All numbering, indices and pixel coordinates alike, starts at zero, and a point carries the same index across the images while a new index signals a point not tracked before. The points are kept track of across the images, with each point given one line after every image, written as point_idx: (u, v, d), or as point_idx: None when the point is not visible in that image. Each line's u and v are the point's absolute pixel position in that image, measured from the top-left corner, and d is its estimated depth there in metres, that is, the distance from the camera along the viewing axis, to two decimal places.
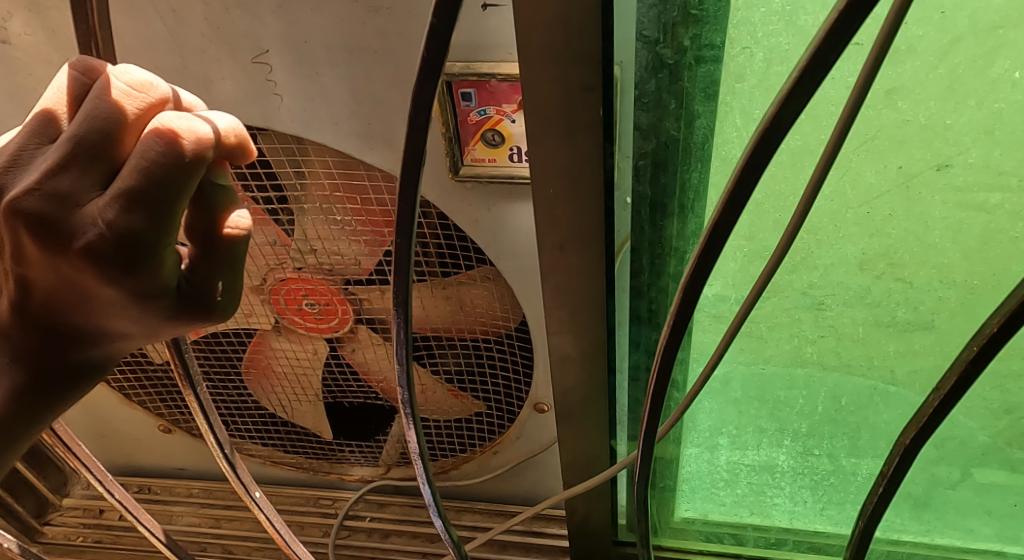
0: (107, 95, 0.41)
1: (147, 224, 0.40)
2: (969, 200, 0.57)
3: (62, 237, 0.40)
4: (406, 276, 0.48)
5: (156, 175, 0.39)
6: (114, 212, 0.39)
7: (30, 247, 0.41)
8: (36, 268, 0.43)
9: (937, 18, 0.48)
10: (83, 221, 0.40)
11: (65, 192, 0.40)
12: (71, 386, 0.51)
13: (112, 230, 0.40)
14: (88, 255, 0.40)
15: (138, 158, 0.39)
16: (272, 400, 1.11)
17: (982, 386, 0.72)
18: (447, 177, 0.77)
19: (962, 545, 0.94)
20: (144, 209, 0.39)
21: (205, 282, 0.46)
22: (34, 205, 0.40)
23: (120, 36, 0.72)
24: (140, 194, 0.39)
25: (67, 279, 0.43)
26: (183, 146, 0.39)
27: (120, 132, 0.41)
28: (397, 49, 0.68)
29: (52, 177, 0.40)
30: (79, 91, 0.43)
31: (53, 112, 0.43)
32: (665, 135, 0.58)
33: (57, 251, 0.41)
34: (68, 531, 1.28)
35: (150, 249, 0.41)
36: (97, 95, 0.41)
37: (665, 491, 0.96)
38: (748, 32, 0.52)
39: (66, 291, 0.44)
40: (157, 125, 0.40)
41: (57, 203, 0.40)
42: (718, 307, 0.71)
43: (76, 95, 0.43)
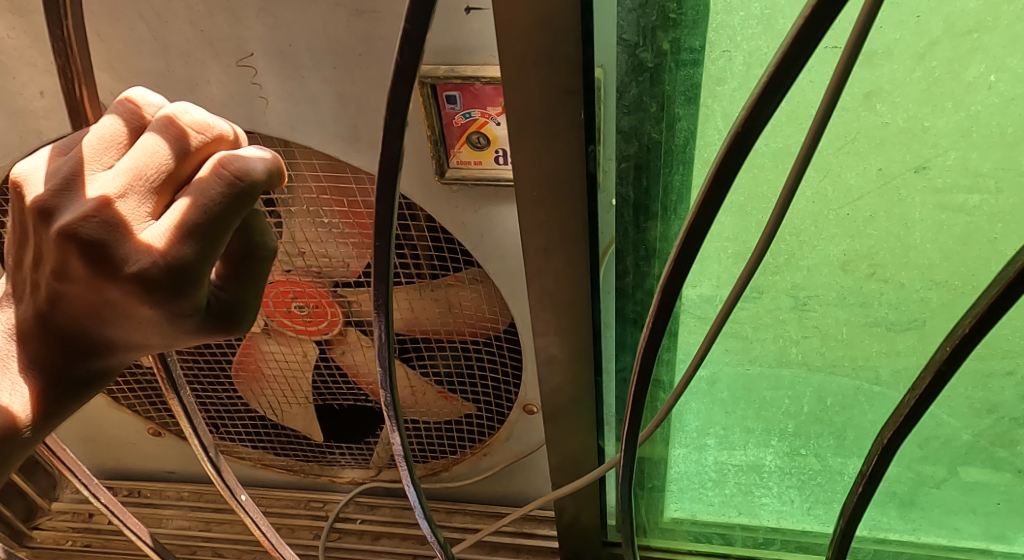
0: (168, 132, 0.42)
1: (199, 255, 0.42)
2: (948, 201, 0.58)
3: (114, 262, 0.42)
4: (385, 281, 0.48)
5: (214, 212, 0.41)
6: (170, 244, 0.42)
7: (79, 270, 0.43)
8: (80, 288, 0.45)
9: (912, 22, 0.49)
10: (136, 250, 0.42)
11: (119, 221, 0.42)
12: (91, 384, 0.53)
13: (167, 259, 0.42)
14: (139, 282, 0.42)
15: (199, 194, 0.41)
16: (262, 403, 1.11)
17: (964, 385, 0.73)
18: (433, 180, 0.77)
19: (947, 543, 0.94)
20: (199, 241, 0.42)
21: (236, 301, 0.48)
22: (89, 232, 0.42)
23: (104, 39, 0.72)
24: (199, 228, 0.42)
25: (111, 299, 0.45)
26: (234, 179, 0.41)
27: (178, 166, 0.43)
28: (382, 53, 0.68)
29: (109, 207, 0.42)
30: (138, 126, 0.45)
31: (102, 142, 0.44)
32: (647, 138, 0.58)
33: (108, 276, 0.43)
34: (57, 536, 1.27)
35: (194, 277, 0.43)
36: (159, 132, 0.42)
37: (654, 491, 0.96)
38: (728, 35, 0.52)
39: (101, 308, 0.46)
40: (219, 164, 0.41)
41: (111, 230, 0.42)
42: (703, 308, 0.71)
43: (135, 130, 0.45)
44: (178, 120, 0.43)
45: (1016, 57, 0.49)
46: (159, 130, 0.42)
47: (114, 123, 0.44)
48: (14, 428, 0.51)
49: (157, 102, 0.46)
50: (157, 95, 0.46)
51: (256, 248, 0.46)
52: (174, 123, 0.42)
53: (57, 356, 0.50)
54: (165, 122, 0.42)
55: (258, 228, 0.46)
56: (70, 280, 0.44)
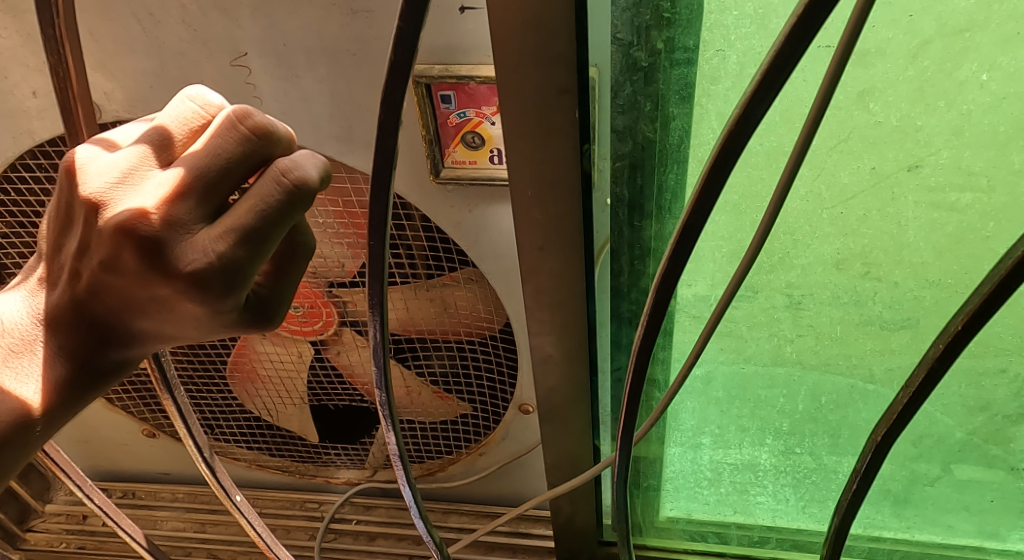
0: (227, 132, 0.43)
1: (249, 257, 0.43)
2: (940, 200, 0.58)
3: (167, 260, 0.43)
4: (380, 279, 0.48)
5: (271, 216, 0.43)
6: (223, 246, 0.43)
7: (132, 265, 0.44)
8: (129, 282, 0.46)
9: (905, 21, 0.49)
10: (192, 249, 0.43)
11: (176, 220, 0.43)
12: (114, 375, 0.53)
13: (221, 260, 0.43)
14: (189, 280, 0.43)
15: (256, 199, 0.42)
16: (257, 403, 1.11)
17: (957, 383, 0.73)
18: (428, 179, 0.77)
19: (941, 540, 0.95)
20: (252, 243, 0.43)
21: (273, 297, 0.50)
22: (146, 230, 0.43)
23: (96, 39, 0.72)
24: (253, 232, 0.43)
25: (158, 294, 0.46)
26: (292, 188, 0.43)
27: (237, 170, 0.44)
28: (376, 52, 0.68)
29: (167, 206, 0.43)
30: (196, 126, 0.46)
31: (161, 134, 0.46)
32: (641, 137, 0.58)
33: (159, 273, 0.44)
34: (51, 538, 1.27)
35: (241, 278, 0.44)
36: (218, 131, 0.43)
37: (649, 490, 0.97)
38: (722, 35, 0.52)
39: (146, 301, 0.46)
40: (278, 169, 0.43)
41: (167, 229, 0.43)
42: (698, 307, 0.71)
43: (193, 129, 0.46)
44: (243, 122, 0.43)
45: (1006, 56, 0.50)
46: (222, 131, 0.43)
47: (178, 119, 0.46)
48: (27, 416, 0.51)
49: (219, 101, 0.47)
50: (218, 95, 0.47)
51: (300, 246, 0.49)
52: (239, 124, 0.43)
53: (87, 347, 0.50)
54: (228, 122, 0.43)
55: (302, 229, 0.49)
56: (119, 273, 0.45)
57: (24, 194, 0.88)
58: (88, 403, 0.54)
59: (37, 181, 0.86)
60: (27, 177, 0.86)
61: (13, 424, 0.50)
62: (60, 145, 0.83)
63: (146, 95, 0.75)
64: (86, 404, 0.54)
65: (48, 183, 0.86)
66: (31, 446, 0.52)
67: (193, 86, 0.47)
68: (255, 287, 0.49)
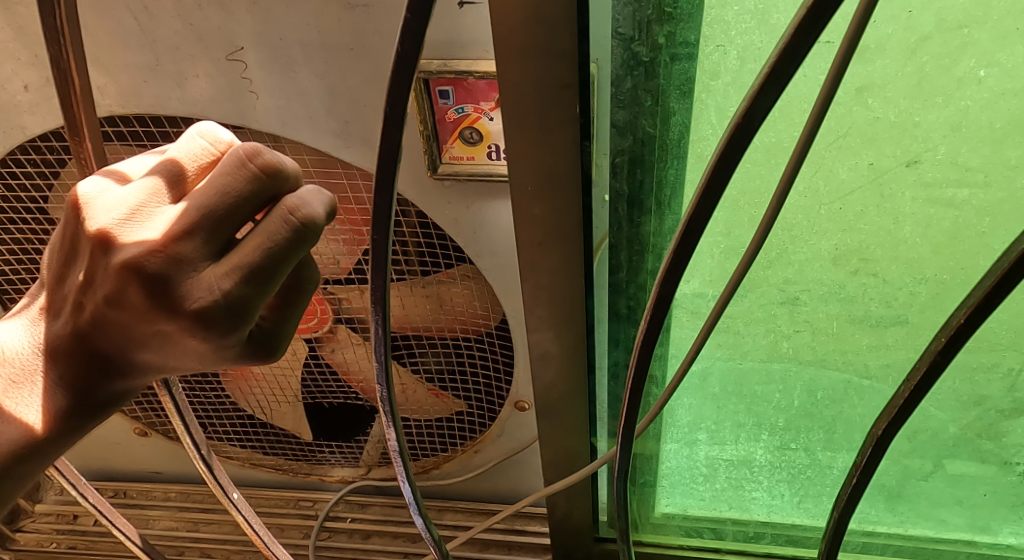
0: (236, 170, 0.43)
1: (255, 295, 0.43)
2: (937, 195, 0.59)
3: (175, 297, 0.43)
4: (384, 271, 0.47)
5: (278, 255, 0.42)
6: (230, 284, 0.43)
7: (139, 301, 0.44)
8: (135, 317, 0.45)
9: (904, 17, 0.50)
10: (197, 287, 0.43)
11: (182, 257, 0.43)
12: (114, 402, 0.53)
13: (225, 299, 0.43)
14: (196, 318, 0.43)
15: (264, 238, 0.42)
16: (251, 403, 1.10)
17: (951, 378, 0.73)
18: (425, 175, 0.77)
19: (934, 535, 0.95)
20: (257, 281, 0.43)
21: (276, 331, 0.49)
22: (153, 267, 0.43)
23: (91, 33, 0.71)
24: (259, 270, 0.43)
25: (163, 330, 0.46)
26: (299, 226, 0.42)
27: (246, 208, 0.43)
28: (373, 47, 0.68)
29: (175, 244, 0.43)
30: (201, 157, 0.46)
31: (169, 170, 0.45)
32: (642, 132, 0.58)
33: (165, 309, 0.44)
34: (41, 538, 1.26)
35: (247, 315, 0.44)
36: (227, 169, 0.43)
37: (645, 487, 0.96)
38: (722, 30, 0.52)
39: (149, 334, 0.46)
40: (287, 208, 0.42)
41: (174, 266, 0.43)
42: (696, 303, 0.71)
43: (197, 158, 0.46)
44: (252, 160, 0.43)
45: (1005, 52, 0.50)
46: (233, 166, 0.43)
47: (189, 155, 0.46)
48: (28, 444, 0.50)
49: (230, 138, 0.47)
50: (227, 131, 0.47)
51: (305, 281, 0.48)
52: (249, 163, 0.43)
53: (89, 375, 0.50)
54: (238, 159, 0.43)
55: (309, 264, 0.48)
56: (126, 308, 0.45)
57: (14, 190, 0.87)
58: (90, 429, 0.54)
59: (28, 177, 0.85)
60: (17, 172, 0.85)
61: (15, 454, 0.50)
62: (51, 140, 0.81)
63: (140, 90, 0.75)
64: (88, 430, 0.53)
65: (40, 178, 0.85)
66: (34, 472, 0.52)
67: (203, 121, 0.47)
68: (259, 321, 0.48)
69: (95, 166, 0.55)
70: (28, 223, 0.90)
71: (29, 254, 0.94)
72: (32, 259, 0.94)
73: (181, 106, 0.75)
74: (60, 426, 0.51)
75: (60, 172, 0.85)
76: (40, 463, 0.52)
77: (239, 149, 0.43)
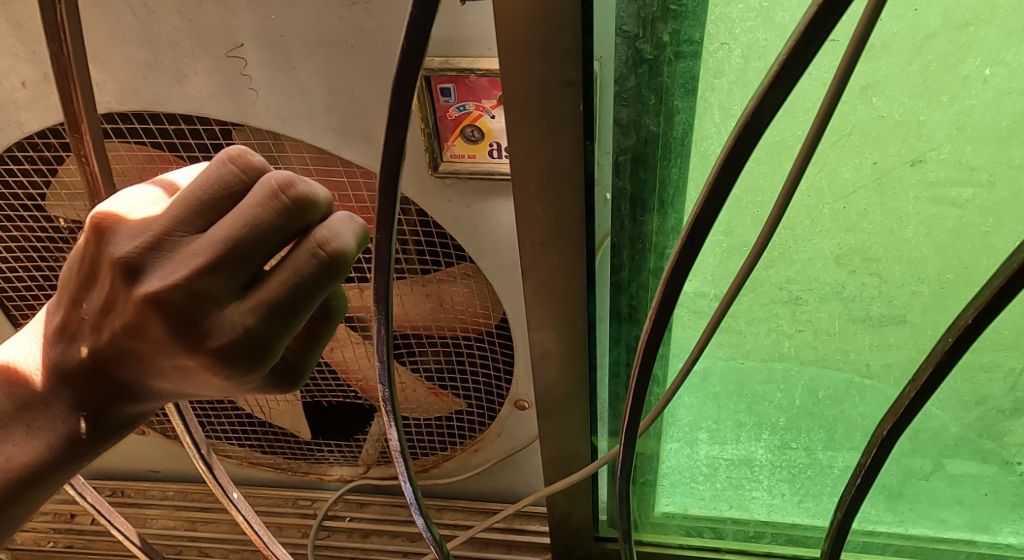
0: (267, 205, 0.43)
1: (281, 331, 0.44)
2: (941, 195, 0.58)
3: (198, 332, 0.44)
4: (387, 273, 0.47)
5: (305, 291, 0.43)
6: (258, 320, 0.44)
7: (161, 333, 0.45)
8: (156, 347, 0.46)
9: (910, 15, 0.49)
10: (222, 323, 0.44)
11: (209, 291, 0.43)
12: (124, 428, 0.53)
13: (249, 335, 0.44)
14: (221, 353, 0.44)
15: (292, 273, 0.43)
16: (249, 400, 1.09)
17: (953, 377, 0.73)
18: (426, 173, 0.77)
19: (934, 535, 0.95)
20: (283, 317, 0.44)
21: (300, 361, 0.50)
22: (179, 302, 0.43)
23: (89, 29, 0.71)
24: (286, 307, 0.44)
25: (182, 363, 0.46)
26: (329, 260, 0.43)
27: (276, 243, 0.44)
28: (375, 44, 0.67)
29: (199, 278, 0.43)
30: (224, 179, 0.45)
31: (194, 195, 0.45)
32: (646, 130, 0.58)
33: (188, 343, 0.44)
34: (38, 536, 1.25)
35: (270, 350, 0.45)
36: (258, 202, 0.43)
37: (646, 486, 0.96)
38: (726, 28, 0.52)
39: (167, 365, 0.47)
40: (316, 243, 0.43)
41: (199, 300, 0.43)
42: (698, 303, 0.71)
43: (218, 180, 0.45)
44: (285, 193, 0.43)
45: (1010, 51, 0.50)
46: (265, 200, 0.43)
47: (213, 179, 0.45)
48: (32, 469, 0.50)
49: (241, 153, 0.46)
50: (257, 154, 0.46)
51: (331, 312, 0.49)
52: (282, 197, 0.43)
53: (102, 401, 0.50)
54: (271, 192, 0.43)
55: (336, 295, 0.49)
56: (146, 339, 0.46)
57: (11, 187, 0.86)
58: (101, 452, 0.54)
59: (25, 174, 0.84)
60: (15, 169, 0.84)
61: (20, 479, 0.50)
62: (48, 137, 0.81)
63: (139, 87, 0.74)
64: (97, 454, 0.54)
65: (38, 175, 0.85)
66: (41, 494, 0.53)
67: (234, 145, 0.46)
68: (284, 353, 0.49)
69: (96, 165, 0.54)
70: (25, 220, 0.90)
71: (26, 251, 0.93)
72: (29, 257, 0.93)
73: (181, 103, 0.74)
74: (70, 450, 0.52)
75: (58, 170, 0.84)
76: (47, 485, 0.53)
77: (273, 180, 0.43)
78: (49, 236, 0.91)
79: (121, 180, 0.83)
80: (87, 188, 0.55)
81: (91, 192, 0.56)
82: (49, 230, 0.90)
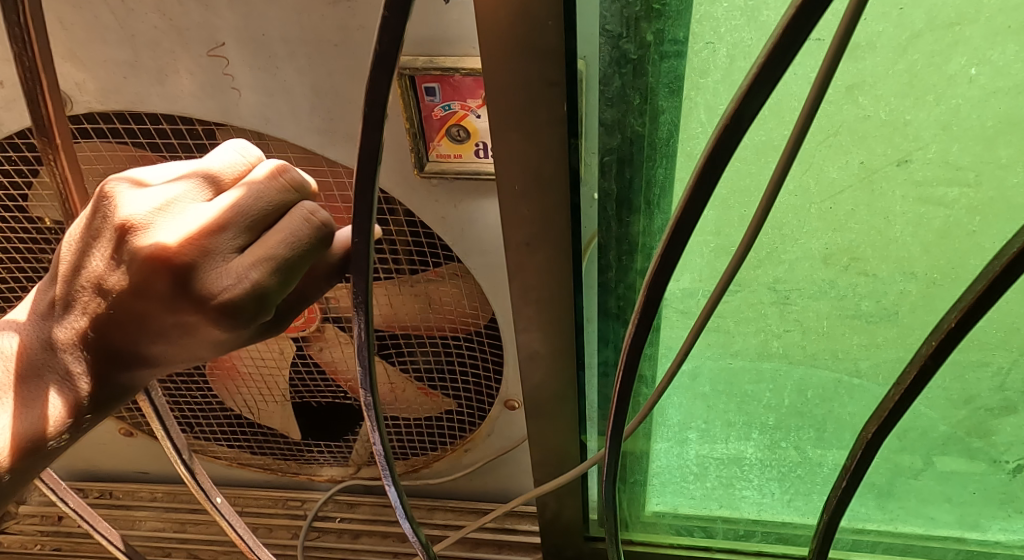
0: (271, 180, 0.47)
1: (277, 287, 0.45)
2: (928, 194, 0.58)
3: (203, 285, 0.46)
4: (364, 276, 0.46)
5: (300, 251, 0.45)
6: (251, 275, 0.45)
7: (164, 291, 0.47)
8: (156, 307, 0.49)
9: (895, 14, 0.49)
10: (225, 278, 0.46)
11: (216, 248, 0.46)
12: (117, 397, 0.55)
13: (247, 288, 0.45)
14: (215, 308, 0.46)
15: (288, 234, 0.45)
16: (238, 402, 1.09)
17: (942, 376, 0.73)
18: (412, 173, 0.76)
19: (923, 532, 0.96)
20: (279, 274, 0.45)
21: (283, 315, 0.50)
22: (187, 257, 0.46)
23: (67, 27, 0.70)
24: (283, 264, 0.45)
25: (187, 318, 0.48)
26: (322, 228, 0.46)
27: (275, 214, 0.47)
28: (357, 42, 0.67)
29: (209, 236, 0.46)
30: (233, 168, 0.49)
31: (204, 177, 0.49)
32: (631, 131, 0.58)
33: (187, 299, 0.47)
34: (25, 540, 1.24)
35: (266, 307, 0.46)
36: (262, 179, 0.47)
37: (636, 486, 0.96)
38: (711, 27, 0.51)
39: (171, 322, 0.49)
40: (309, 211, 0.46)
41: (206, 256, 0.46)
42: (686, 302, 0.71)
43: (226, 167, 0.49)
44: (281, 175, 0.48)
45: (996, 50, 0.50)
46: (262, 177, 0.47)
47: (223, 166, 0.49)
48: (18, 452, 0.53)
49: (260, 153, 0.51)
50: (258, 148, 0.51)
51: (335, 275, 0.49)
52: (278, 176, 0.47)
53: (103, 365, 0.53)
54: (270, 173, 0.48)
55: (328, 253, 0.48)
56: (152, 298, 0.48)
57: None
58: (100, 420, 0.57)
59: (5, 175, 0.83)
60: None
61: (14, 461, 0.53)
62: (29, 137, 0.80)
63: (119, 86, 0.73)
64: (98, 421, 0.57)
65: (19, 177, 0.84)
66: (28, 473, 0.55)
67: (237, 139, 0.51)
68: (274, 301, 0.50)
69: (66, 166, 0.53)
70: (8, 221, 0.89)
71: (8, 252, 0.92)
72: (13, 258, 0.93)
73: (163, 103, 0.74)
74: (64, 422, 0.54)
75: (39, 171, 0.83)
76: (34, 464, 0.55)
77: (276, 167, 0.48)
78: (31, 237, 0.90)
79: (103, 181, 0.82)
80: (55, 189, 0.54)
81: (61, 193, 0.55)
82: (32, 231, 0.89)
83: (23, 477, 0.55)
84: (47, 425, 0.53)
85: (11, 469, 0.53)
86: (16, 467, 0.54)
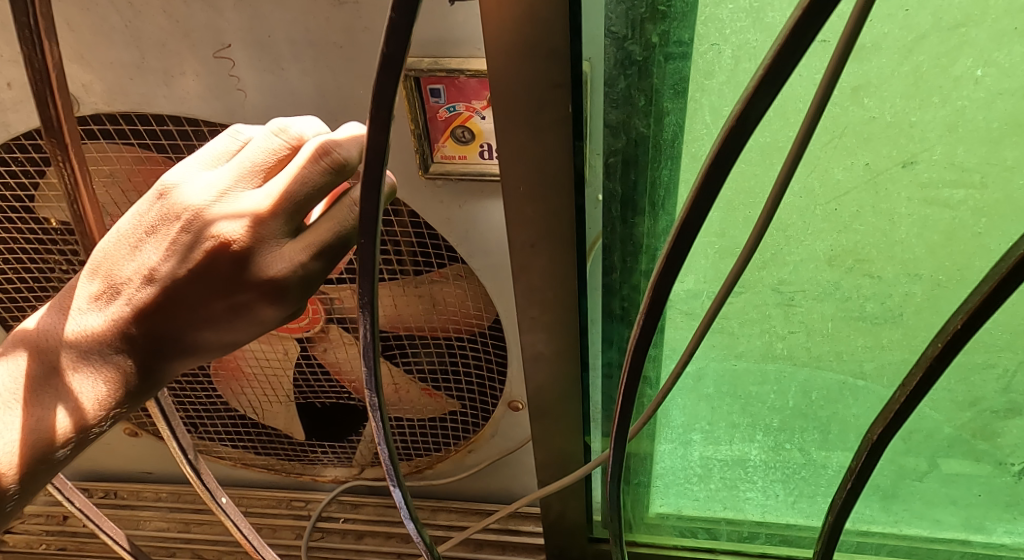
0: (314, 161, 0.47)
1: (324, 267, 0.50)
2: (933, 196, 0.58)
3: (256, 268, 0.49)
4: (370, 278, 0.46)
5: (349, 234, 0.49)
6: (304, 258, 0.48)
7: (218, 275, 0.50)
8: (208, 292, 0.51)
9: (901, 15, 0.49)
10: (279, 259, 0.49)
11: (266, 234, 0.48)
12: (152, 388, 0.56)
13: (303, 269, 0.49)
14: (269, 287, 0.49)
15: (339, 220, 0.49)
16: (242, 402, 1.09)
17: (947, 378, 0.73)
18: (417, 175, 0.76)
19: (928, 535, 0.95)
20: (331, 255, 0.49)
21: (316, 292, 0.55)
22: (241, 243, 0.49)
23: (74, 30, 0.70)
24: (334, 246, 0.49)
25: (238, 300, 0.51)
26: None
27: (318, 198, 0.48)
28: (363, 42, 0.67)
29: (260, 224, 0.48)
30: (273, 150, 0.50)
31: (250, 162, 0.49)
32: (636, 133, 0.57)
33: (242, 281, 0.50)
34: (30, 539, 1.25)
35: (314, 284, 0.50)
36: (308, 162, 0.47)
37: (639, 487, 0.96)
38: (716, 28, 0.52)
39: (221, 305, 0.51)
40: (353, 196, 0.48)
41: (258, 241, 0.48)
42: (691, 303, 0.71)
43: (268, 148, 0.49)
44: (321, 158, 0.47)
45: (1002, 51, 0.50)
46: (305, 159, 0.47)
47: (266, 150, 0.49)
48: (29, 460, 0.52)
49: (300, 130, 0.50)
50: (297, 125, 0.50)
51: None
52: (319, 160, 0.47)
53: (145, 357, 0.54)
54: (311, 155, 0.47)
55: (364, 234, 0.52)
56: (204, 283, 0.50)
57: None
58: (119, 422, 0.57)
59: (12, 176, 0.84)
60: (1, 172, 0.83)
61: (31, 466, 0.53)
62: (35, 138, 0.80)
63: (125, 88, 0.74)
64: (114, 425, 0.56)
65: (25, 179, 0.84)
66: (42, 479, 0.54)
67: (275, 119, 0.51)
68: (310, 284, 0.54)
69: (76, 168, 0.54)
70: (13, 223, 0.89)
71: (15, 253, 0.92)
72: (19, 258, 0.93)
73: (169, 104, 0.74)
74: (87, 423, 0.54)
75: (45, 172, 0.84)
76: (52, 467, 0.54)
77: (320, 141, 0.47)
78: (37, 238, 0.90)
79: (109, 182, 0.83)
80: (65, 190, 0.55)
81: (69, 194, 0.55)
82: (38, 232, 0.89)
83: (38, 479, 0.54)
84: (66, 426, 0.53)
85: (21, 476, 0.52)
86: (25, 475, 0.53)
